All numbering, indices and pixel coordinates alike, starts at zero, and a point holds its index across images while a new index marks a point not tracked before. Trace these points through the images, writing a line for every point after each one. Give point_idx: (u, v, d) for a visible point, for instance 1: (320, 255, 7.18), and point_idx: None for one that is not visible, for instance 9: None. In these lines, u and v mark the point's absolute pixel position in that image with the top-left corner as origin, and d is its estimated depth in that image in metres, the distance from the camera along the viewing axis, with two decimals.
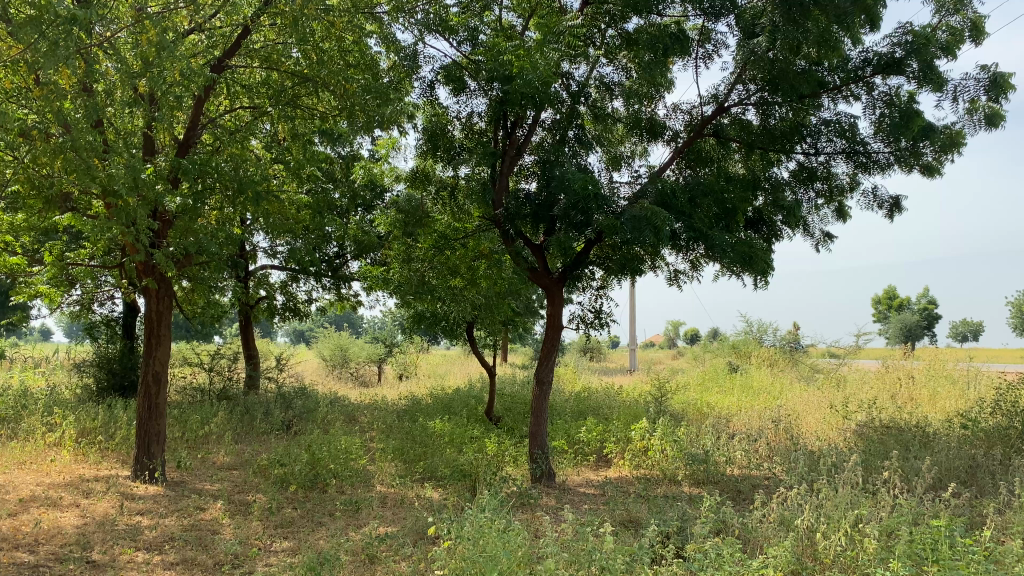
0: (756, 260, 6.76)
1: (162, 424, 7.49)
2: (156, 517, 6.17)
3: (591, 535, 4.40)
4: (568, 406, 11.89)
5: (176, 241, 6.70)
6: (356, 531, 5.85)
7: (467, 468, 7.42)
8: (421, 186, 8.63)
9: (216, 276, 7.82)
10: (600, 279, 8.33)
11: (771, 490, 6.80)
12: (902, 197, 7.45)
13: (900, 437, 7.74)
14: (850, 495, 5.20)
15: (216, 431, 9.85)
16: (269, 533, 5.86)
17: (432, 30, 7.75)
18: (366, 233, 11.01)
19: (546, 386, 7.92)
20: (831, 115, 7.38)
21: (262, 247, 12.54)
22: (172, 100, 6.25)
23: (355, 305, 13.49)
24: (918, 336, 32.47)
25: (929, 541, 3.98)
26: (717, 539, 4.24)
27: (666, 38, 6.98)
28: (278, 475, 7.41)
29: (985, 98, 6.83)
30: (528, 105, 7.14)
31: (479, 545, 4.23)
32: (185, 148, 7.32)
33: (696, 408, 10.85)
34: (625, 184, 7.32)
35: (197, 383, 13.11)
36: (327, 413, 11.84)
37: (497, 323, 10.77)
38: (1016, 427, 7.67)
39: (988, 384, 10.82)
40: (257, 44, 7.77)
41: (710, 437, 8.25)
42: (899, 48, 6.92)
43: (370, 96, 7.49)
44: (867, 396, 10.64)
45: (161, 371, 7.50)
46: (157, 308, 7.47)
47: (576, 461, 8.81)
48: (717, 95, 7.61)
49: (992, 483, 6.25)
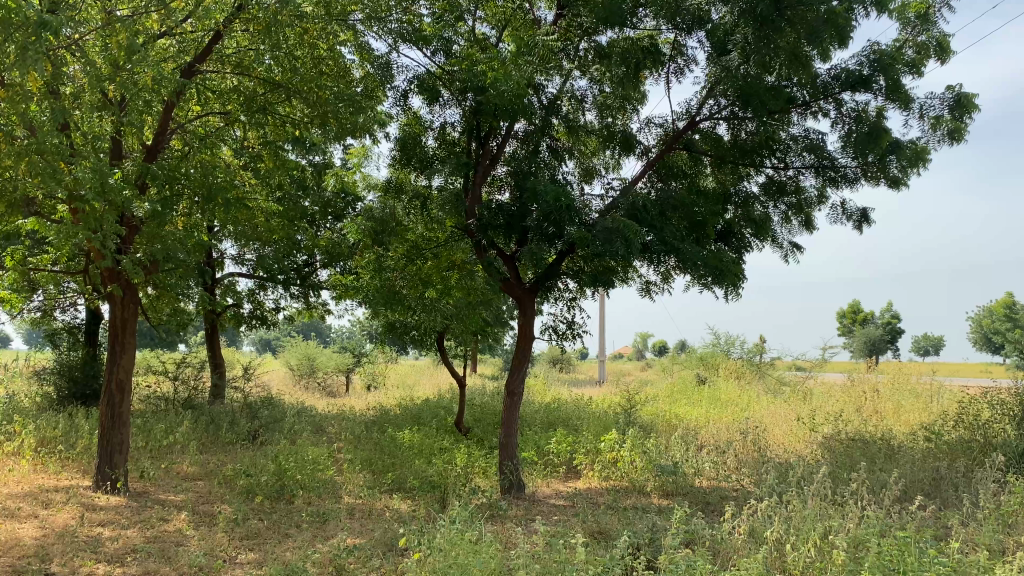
0: (727, 273, 6.86)
1: (126, 433, 7.37)
2: (118, 529, 6.04)
3: (563, 547, 4.43)
4: (539, 417, 11.93)
5: (144, 247, 6.58)
6: (324, 543, 5.78)
7: (437, 481, 7.42)
8: (395, 196, 8.45)
9: (185, 284, 7.71)
10: (573, 289, 8.32)
11: (740, 502, 6.86)
12: (870, 210, 7.56)
13: (866, 450, 7.87)
14: (819, 508, 5.26)
15: (180, 441, 9.69)
16: (235, 544, 5.77)
17: (406, 39, 7.71)
18: (337, 243, 11.02)
19: (517, 397, 7.88)
20: (800, 130, 7.46)
21: (230, 255, 12.48)
22: (141, 106, 6.14)
23: (323, 314, 13.39)
24: (882, 351, 32.97)
25: (897, 553, 4.01)
26: (687, 552, 4.26)
27: (639, 53, 7.11)
28: (244, 486, 7.31)
29: (949, 115, 6.96)
30: (503, 117, 7.17)
31: (450, 556, 4.20)
32: (153, 153, 7.23)
33: (665, 420, 10.94)
34: (598, 197, 7.36)
35: (161, 392, 12.91)
36: (294, 423, 11.72)
37: (468, 332, 10.76)
38: (979, 441, 7.83)
39: (951, 398, 11.01)
40: (230, 50, 7.72)
41: (679, 449, 8.33)
42: (866, 66, 7.02)
43: (343, 104, 7.52)
44: (832, 409, 10.81)
45: (124, 378, 7.36)
46: (122, 315, 7.35)
47: (546, 472, 8.84)
48: (689, 109, 7.67)
49: (956, 496, 6.37)
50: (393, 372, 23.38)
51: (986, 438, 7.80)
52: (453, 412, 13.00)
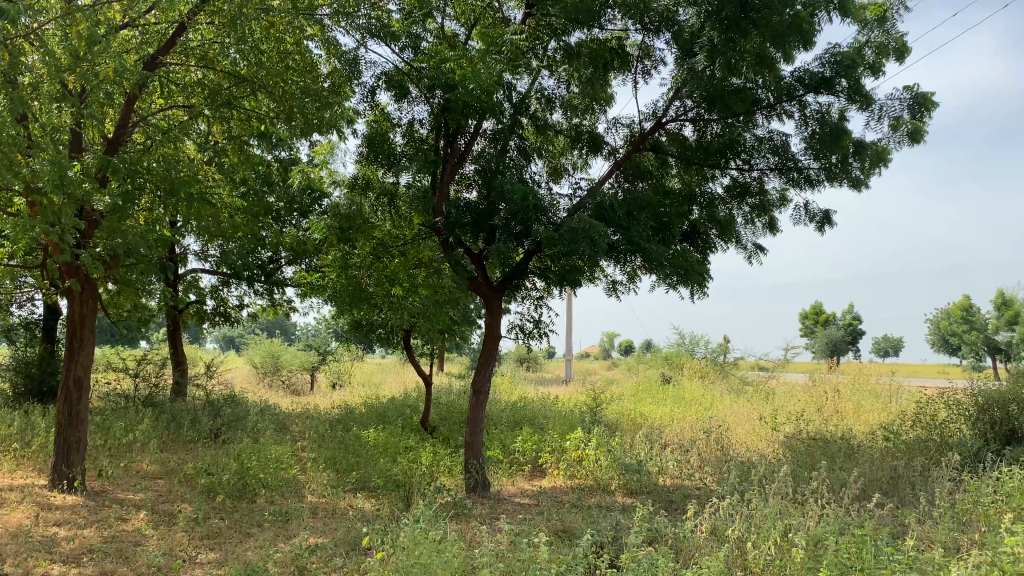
0: (693, 272, 6.92)
1: (84, 431, 7.23)
2: (74, 528, 5.93)
3: (526, 546, 4.43)
4: (504, 415, 11.94)
5: (104, 241, 6.45)
6: (285, 542, 5.73)
7: (402, 479, 7.39)
8: (361, 192, 8.15)
9: (146, 279, 7.58)
10: (540, 289, 8.33)
11: (702, 501, 6.93)
12: (832, 211, 7.67)
13: (826, 449, 8.00)
14: (780, 506, 5.33)
15: (139, 440, 9.53)
16: (195, 544, 5.70)
17: (374, 35, 7.61)
18: (302, 240, 10.92)
19: (483, 396, 7.87)
20: (764, 132, 7.54)
21: (193, 250, 12.29)
22: (102, 98, 6.03)
23: (288, 311, 13.25)
24: (843, 352, 33.50)
25: (855, 550, 4.07)
26: (649, 550, 4.28)
27: (607, 54, 7.18)
28: (205, 485, 7.22)
29: (908, 115, 7.09)
30: (472, 114, 7.17)
31: (413, 556, 4.18)
32: (114, 146, 7.11)
33: (631, 418, 11.02)
34: (566, 197, 7.38)
35: (121, 389, 12.69)
36: (257, 421, 11.60)
37: (435, 330, 10.74)
38: (935, 440, 8.00)
39: (909, 398, 11.23)
40: (194, 43, 7.64)
41: (644, 448, 8.40)
42: (828, 68, 7.14)
43: (310, 99, 7.37)
44: (794, 408, 10.99)
45: (83, 375, 7.23)
46: (80, 310, 7.23)
47: (511, 470, 8.86)
48: (656, 110, 7.72)
49: (913, 494, 6.49)
50: (359, 371, 23.23)
51: (942, 438, 7.97)
52: (419, 411, 12.96)
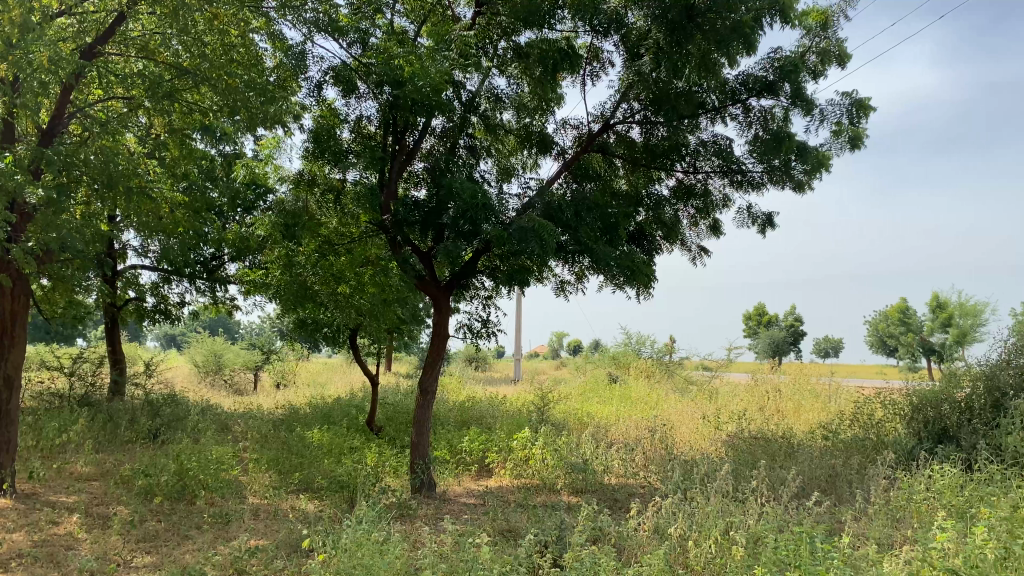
0: (639, 273, 6.98)
1: (14, 432, 6.98)
2: (2, 533, 5.73)
3: (469, 546, 4.42)
4: (451, 415, 11.90)
5: (36, 235, 6.24)
6: (224, 544, 5.62)
7: (346, 480, 7.31)
8: (307, 188, 8.00)
9: (81, 275, 7.35)
10: (488, 288, 8.33)
11: (646, 499, 7.00)
12: (774, 214, 7.82)
13: (767, 447, 8.16)
14: (721, 504, 5.40)
15: (73, 440, 9.25)
16: (131, 547, 5.55)
17: (321, 30, 7.48)
18: (246, 237, 10.73)
19: (430, 396, 7.83)
20: (709, 135, 7.64)
21: (132, 246, 11.99)
22: (36, 87, 5.83)
23: (231, 309, 13.03)
24: (785, 352, 34.20)
25: (793, 548, 4.15)
26: (592, 549, 4.31)
27: (556, 54, 7.16)
28: (142, 487, 7.03)
29: (848, 120, 7.26)
30: (420, 112, 7.11)
31: (355, 558, 4.13)
32: (48, 137, 6.89)
33: (577, 418, 11.08)
34: (515, 197, 7.39)
35: (55, 388, 12.30)
36: (198, 421, 11.36)
37: (382, 330, 10.65)
38: (872, 439, 8.21)
39: (848, 398, 11.51)
40: (135, 33, 7.45)
41: (590, 447, 8.45)
42: (771, 72, 7.26)
43: (254, 93, 7.25)
44: (737, 408, 11.17)
45: (13, 374, 6.99)
46: (11, 307, 6.95)
47: (458, 470, 8.83)
48: (603, 112, 7.76)
49: (850, 491, 6.66)
50: (304, 370, 22.93)
51: (878, 436, 8.19)
52: (365, 410, 12.84)
